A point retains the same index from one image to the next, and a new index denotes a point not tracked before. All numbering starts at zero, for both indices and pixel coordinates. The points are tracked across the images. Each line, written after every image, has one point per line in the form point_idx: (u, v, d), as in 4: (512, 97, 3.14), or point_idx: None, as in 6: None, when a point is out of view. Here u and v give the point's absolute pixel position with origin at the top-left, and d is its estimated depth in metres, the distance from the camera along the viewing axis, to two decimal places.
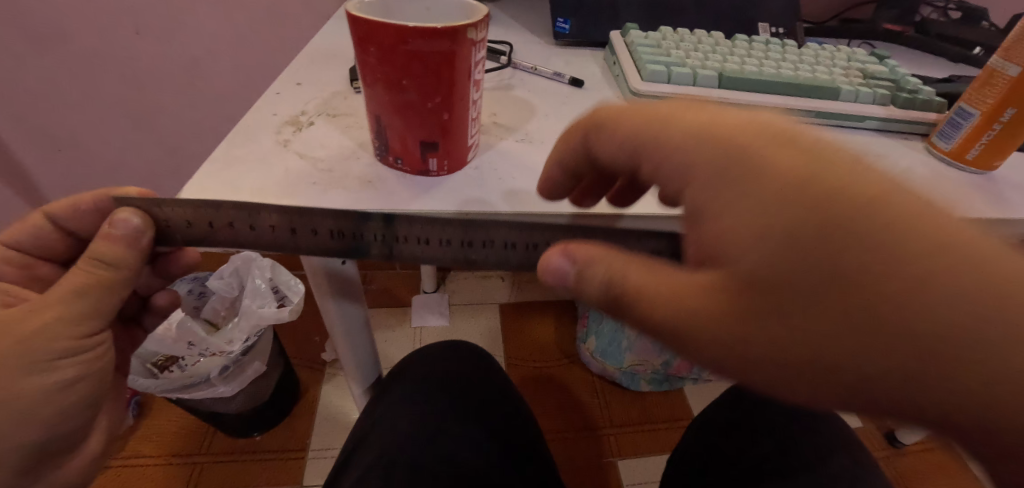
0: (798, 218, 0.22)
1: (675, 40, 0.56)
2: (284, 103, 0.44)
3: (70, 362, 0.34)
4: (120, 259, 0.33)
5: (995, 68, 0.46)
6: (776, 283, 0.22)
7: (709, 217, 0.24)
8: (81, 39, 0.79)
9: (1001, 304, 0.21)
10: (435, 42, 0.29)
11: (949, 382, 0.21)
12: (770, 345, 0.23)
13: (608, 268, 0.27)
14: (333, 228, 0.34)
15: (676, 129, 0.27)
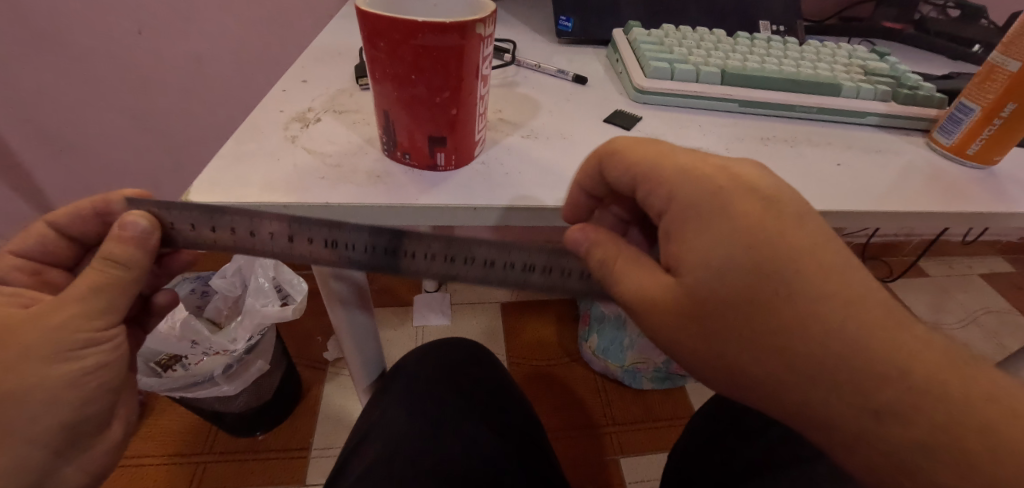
0: (749, 259, 0.27)
1: (678, 37, 0.57)
2: (291, 100, 0.44)
3: (91, 353, 0.33)
4: (131, 260, 0.33)
5: (995, 64, 0.46)
6: (719, 302, 0.27)
7: (683, 241, 0.29)
8: (84, 37, 0.79)
9: (890, 352, 0.26)
10: (444, 37, 0.29)
11: (838, 397, 0.26)
12: (703, 344, 0.28)
13: (604, 255, 0.32)
14: (372, 244, 0.35)
15: (670, 166, 0.30)
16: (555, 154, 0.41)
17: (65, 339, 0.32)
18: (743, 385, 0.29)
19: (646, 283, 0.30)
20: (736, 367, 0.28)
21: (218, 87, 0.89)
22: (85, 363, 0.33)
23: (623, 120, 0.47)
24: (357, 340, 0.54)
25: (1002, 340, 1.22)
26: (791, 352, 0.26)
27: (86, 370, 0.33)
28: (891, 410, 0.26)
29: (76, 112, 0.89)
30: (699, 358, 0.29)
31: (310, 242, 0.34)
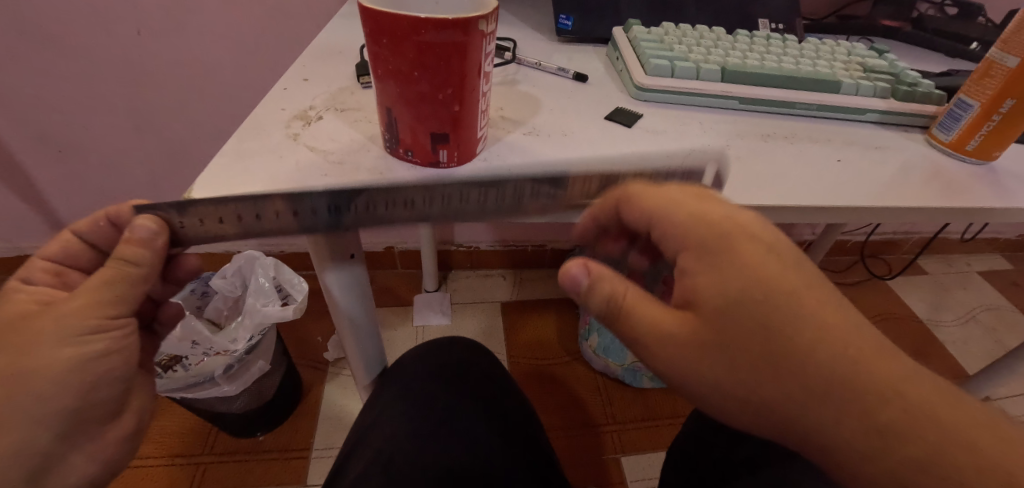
0: (748, 299, 0.31)
1: (678, 35, 0.57)
2: (292, 98, 0.44)
3: (102, 338, 0.35)
4: (139, 258, 0.34)
5: (994, 60, 0.46)
6: (726, 337, 0.31)
7: (693, 281, 0.32)
8: (83, 37, 0.79)
9: (864, 373, 0.30)
10: (447, 32, 0.29)
11: (824, 419, 0.30)
12: (713, 373, 0.32)
13: (610, 291, 0.34)
14: (330, 204, 0.34)
15: (680, 212, 0.34)
16: (557, 151, 0.41)
17: (77, 326, 0.34)
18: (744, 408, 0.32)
19: (661, 315, 0.33)
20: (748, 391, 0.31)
21: (218, 87, 0.89)
22: (93, 348, 0.35)
23: (625, 118, 0.47)
24: (360, 340, 0.54)
25: (1002, 338, 1.22)
26: (792, 375, 0.30)
27: (97, 353, 0.35)
28: (882, 428, 0.29)
29: (76, 113, 0.89)
30: (714, 385, 0.32)
31: (315, 213, 0.34)
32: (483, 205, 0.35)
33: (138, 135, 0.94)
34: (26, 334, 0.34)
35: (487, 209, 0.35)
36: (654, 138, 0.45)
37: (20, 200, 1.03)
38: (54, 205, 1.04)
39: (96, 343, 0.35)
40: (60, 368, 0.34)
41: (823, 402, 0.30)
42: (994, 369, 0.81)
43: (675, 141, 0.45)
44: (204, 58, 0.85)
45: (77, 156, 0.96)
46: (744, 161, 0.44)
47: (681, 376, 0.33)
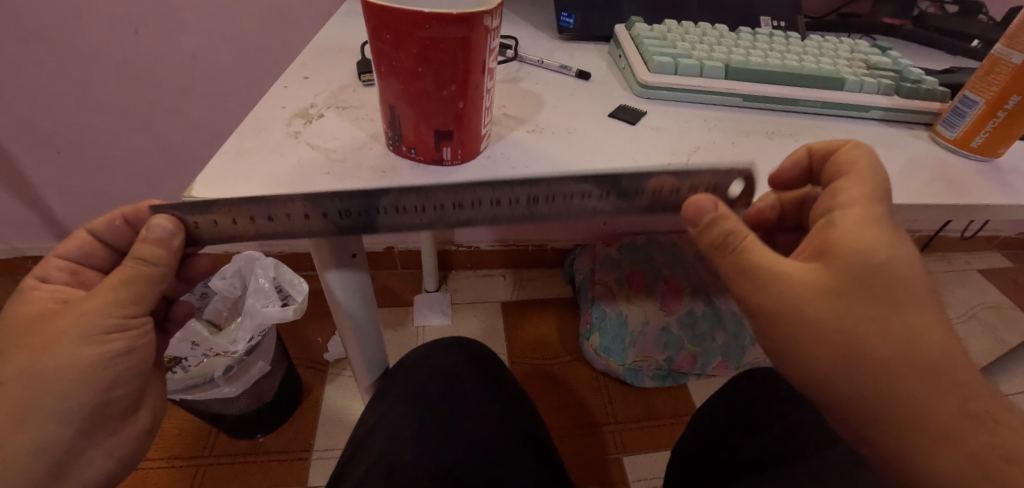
0: (898, 266, 0.32)
1: (680, 33, 0.57)
2: (293, 96, 0.44)
3: (119, 337, 0.35)
4: (157, 257, 0.34)
5: (999, 56, 0.46)
6: (869, 287, 0.31)
7: (844, 233, 0.33)
8: (79, 36, 0.79)
9: (944, 379, 0.31)
10: (450, 28, 0.29)
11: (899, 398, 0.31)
12: (836, 311, 0.31)
13: (731, 229, 0.33)
14: (344, 209, 0.34)
15: (854, 185, 0.35)
16: (561, 148, 0.41)
17: (97, 324, 0.34)
18: (821, 349, 0.32)
19: (782, 260, 0.33)
20: (847, 348, 0.31)
21: (216, 86, 0.88)
22: (113, 346, 0.35)
23: (628, 115, 0.47)
24: (362, 342, 0.54)
25: (1002, 336, 1.22)
26: (897, 344, 0.31)
27: (113, 352, 0.35)
28: (930, 414, 0.31)
29: (75, 113, 0.89)
30: (820, 329, 0.32)
31: (326, 215, 0.34)
32: (495, 213, 0.35)
33: (137, 135, 0.94)
34: (45, 335, 0.33)
35: (498, 216, 0.35)
36: (659, 135, 0.45)
37: (18, 201, 1.02)
38: (54, 206, 1.04)
39: (109, 343, 0.35)
40: (78, 366, 0.34)
41: (910, 375, 0.31)
42: None
43: (681, 139, 0.45)
44: (202, 58, 0.84)
45: (77, 157, 0.96)
46: (748, 157, 0.44)
47: (787, 315, 0.32)
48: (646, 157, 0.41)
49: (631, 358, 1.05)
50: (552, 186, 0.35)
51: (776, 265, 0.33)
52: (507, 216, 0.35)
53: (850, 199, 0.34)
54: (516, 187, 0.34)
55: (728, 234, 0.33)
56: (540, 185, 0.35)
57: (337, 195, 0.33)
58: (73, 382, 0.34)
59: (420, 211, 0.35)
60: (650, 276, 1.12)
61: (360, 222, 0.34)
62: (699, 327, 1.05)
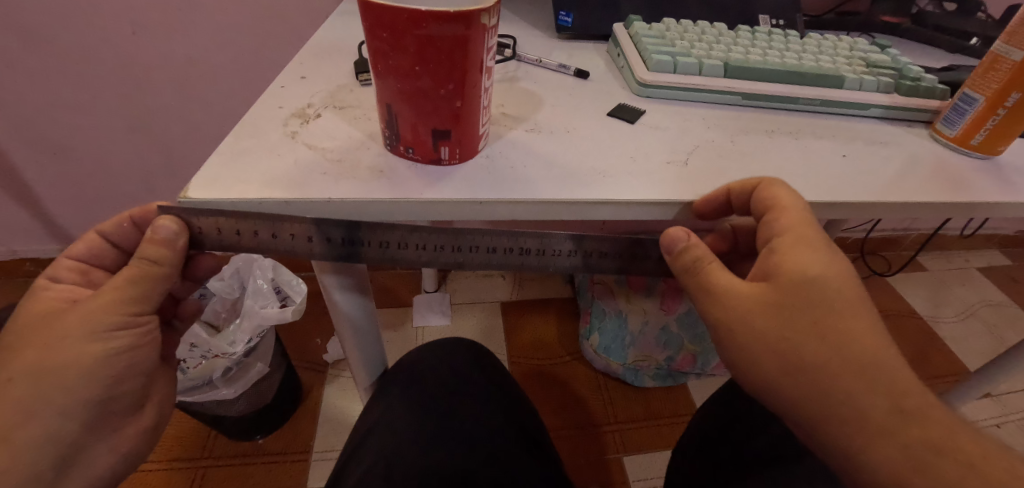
0: (831, 290, 0.32)
1: (679, 31, 0.56)
2: (289, 96, 0.44)
3: (123, 334, 0.35)
4: (162, 258, 0.34)
5: (999, 53, 0.46)
6: (803, 308, 0.32)
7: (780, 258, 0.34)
8: (76, 36, 0.78)
9: (893, 401, 0.31)
10: (446, 27, 0.29)
11: (843, 417, 0.31)
12: (772, 330, 0.32)
13: (697, 257, 0.36)
14: (345, 237, 0.35)
15: (791, 214, 0.35)
16: (560, 148, 0.41)
17: (102, 322, 0.34)
18: (767, 370, 0.33)
19: (729, 283, 0.34)
20: (790, 356, 0.32)
21: (215, 87, 0.88)
22: (118, 344, 0.34)
23: (627, 114, 0.46)
24: (361, 345, 0.54)
25: (1002, 334, 1.22)
26: (838, 366, 0.31)
27: (119, 349, 0.34)
28: (881, 432, 0.30)
29: (74, 114, 0.88)
30: (761, 349, 0.32)
31: (326, 241, 0.35)
32: (488, 259, 0.38)
33: (136, 137, 0.93)
34: (53, 333, 0.33)
35: (490, 261, 0.38)
36: (658, 134, 0.44)
37: (16, 203, 1.02)
38: (52, 208, 1.03)
39: (114, 341, 0.34)
40: (84, 363, 0.33)
41: (856, 381, 0.31)
42: (996, 365, 0.81)
43: (681, 138, 0.45)
44: (200, 58, 0.84)
45: (75, 159, 0.95)
46: (748, 156, 0.44)
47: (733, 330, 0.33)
48: (644, 156, 0.41)
49: (631, 357, 1.05)
50: (543, 240, 0.39)
51: (723, 291, 0.34)
52: (499, 261, 0.38)
53: (781, 228, 0.35)
54: (512, 239, 0.38)
55: (701, 260, 0.36)
56: (536, 239, 0.39)
57: (336, 199, 0.33)
58: (80, 379, 0.33)
59: (420, 250, 0.37)
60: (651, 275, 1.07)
61: (352, 254, 0.36)
62: (699, 328, 1.03)
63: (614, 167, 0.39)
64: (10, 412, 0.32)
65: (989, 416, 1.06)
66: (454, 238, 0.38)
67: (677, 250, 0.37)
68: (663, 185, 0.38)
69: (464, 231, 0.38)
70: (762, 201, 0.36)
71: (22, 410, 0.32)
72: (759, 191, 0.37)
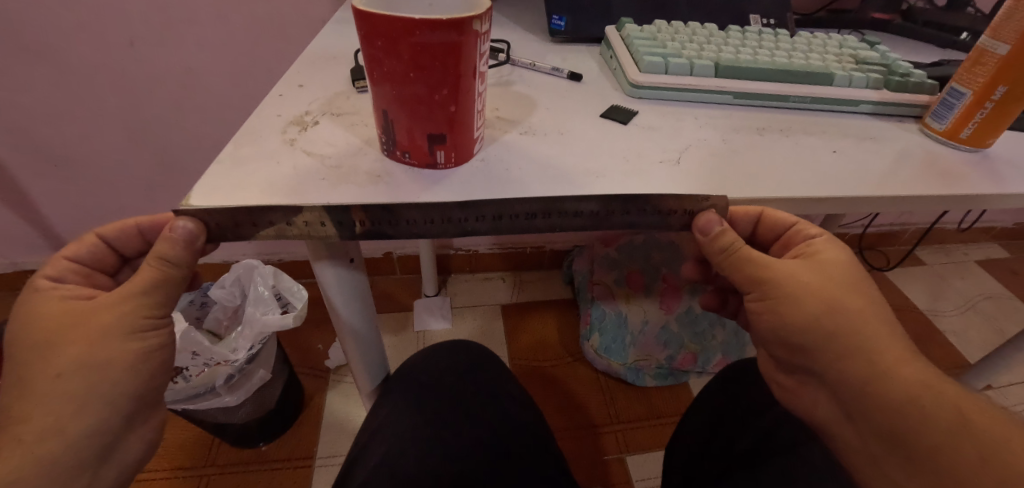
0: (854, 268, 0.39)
1: (669, 33, 0.57)
2: (288, 104, 0.44)
3: (156, 334, 0.35)
4: (179, 258, 0.34)
5: (984, 48, 0.47)
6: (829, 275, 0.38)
7: (812, 242, 0.41)
8: (75, 48, 0.79)
9: (876, 356, 0.35)
10: (441, 33, 0.29)
11: (850, 358, 0.36)
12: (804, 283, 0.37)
13: (732, 241, 0.38)
14: (356, 219, 0.34)
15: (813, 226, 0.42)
16: (554, 149, 0.41)
17: (133, 323, 0.34)
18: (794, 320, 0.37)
19: (771, 259, 0.38)
20: None
21: (214, 96, 0.89)
22: (151, 341, 0.35)
23: (620, 115, 0.47)
24: (362, 350, 0.54)
25: (1001, 326, 1.23)
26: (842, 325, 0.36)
27: (152, 347, 0.35)
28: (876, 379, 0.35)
29: (78, 126, 0.89)
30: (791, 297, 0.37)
31: (342, 224, 0.34)
32: (497, 228, 0.35)
33: (138, 147, 0.94)
34: (86, 333, 0.33)
35: (499, 228, 0.35)
36: (650, 134, 0.45)
37: (15, 214, 1.02)
38: (54, 220, 1.04)
39: (146, 340, 0.35)
40: (124, 361, 0.34)
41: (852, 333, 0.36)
42: (994, 357, 0.81)
43: (672, 137, 0.45)
44: (200, 68, 0.85)
45: (75, 169, 0.96)
46: (738, 153, 0.45)
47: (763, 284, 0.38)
48: (637, 156, 0.42)
49: (632, 357, 1.05)
50: (551, 203, 0.36)
51: (766, 265, 0.38)
52: (509, 229, 0.35)
53: (813, 233, 0.41)
54: (518, 205, 0.35)
55: (736, 241, 0.38)
56: (544, 204, 0.35)
57: (356, 204, 0.34)
58: (124, 375, 0.34)
59: (428, 224, 0.34)
60: (650, 275, 1.09)
61: (357, 233, 0.34)
62: (699, 327, 1.05)
63: (607, 166, 0.40)
64: (49, 414, 0.32)
65: None
66: (459, 212, 0.34)
67: (713, 232, 0.37)
68: (658, 183, 0.39)
69: (472, 201, 0.34)
70: (783, 221, 0.42)
71: (72, 404, 0.32)
72: (770, 211, 0.41)
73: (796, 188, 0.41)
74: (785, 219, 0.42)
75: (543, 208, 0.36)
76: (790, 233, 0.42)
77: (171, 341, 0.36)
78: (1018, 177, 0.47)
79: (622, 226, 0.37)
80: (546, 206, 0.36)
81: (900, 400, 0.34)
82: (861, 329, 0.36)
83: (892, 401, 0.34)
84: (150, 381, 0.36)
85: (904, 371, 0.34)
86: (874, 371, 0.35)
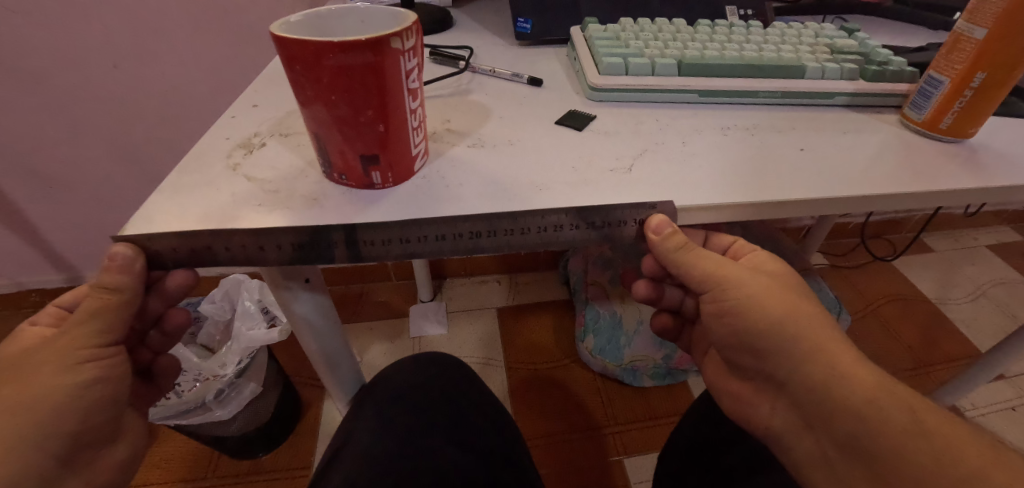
0: (794, 275, 0.39)
1: (634, 31, 0.55)
2: (238, 126, 0.44)
3: (95, 365, 0.33)
4: (119, 284, 0.32)
5: (962, 32, 0.44)
6: (773, 282, 0.38)
7: (756, 249, 0.42)
8: (56, 72, 0.80)
9: (834, 367, 0.34)
10: (357, 54, 0.29)
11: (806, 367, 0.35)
12: (749, 286, 0.37)
13: (681, 242, 0.37)
14: (296, 241, 0.34)
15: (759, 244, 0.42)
16: (503, 161, 0.40)
17: (70, 355, 0.32)
18: (753, 325, 0.37)
19: (723, 261, 0.38)
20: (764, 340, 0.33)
21: (201, 112, 0.91)
22: (88, 375, 0.33)
23: (575, 121, 0.46)
24: (333, 367, 0.54)
25: (1014, 312, 1.18)
26: (797, 337, 0.36)
27: (89, 381, 0.32)
28: (836, 394, 0.34)
29: (67, 148, 0.90)
30: (745, 305, 0.37)
31: (279, 248, 0.34)
32: (440, 248, 0.34)
33: (126, 166, 0.95)
34: (23, 368, 0.31)
35: (442, 249, 0.34)
36: (605, 140, 0.44)
37: (13, 237, 1.04)
38: (54, 241, 1.06)
39: (84, 373, 0.32)
40: (56, 397, 0.31)
41: (804, 346, 0.35)
42: (1002, 349, 0.78)
43: (629, 142, 0.44)
44: (182, 84, 0.86)
45: (67, 191, 0.97)
46: (699, 157, 0.43)
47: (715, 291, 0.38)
48: (587, 165, 0.41)
49: (627, 357, 1.03)
50: (494, 221, 0.35)
51: (717, 267, 0.38)
52: (453, 248, 0.35)
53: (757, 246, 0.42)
54: (461, 223, 0.35)
55: (683, 242, 0.37)
56: (487, 222, 0.35)
57: (295, 228, 0.34)
58: (52, 413, 0.31)
59: (370, 244, 0.34)
60: None
61: (303, 256, 0.34)
62: None
63: (553, 177, 0.39)
64: None
65: (1003, 399, 1.02)
66: (399, 230, 0.34)
67: (664, 232, 0.36)
68: (606, 194, 0.38)
69: (410, 220, 0.34)
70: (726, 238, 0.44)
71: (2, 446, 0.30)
72: (715, 233, 0.45)
73: (755, 191, 0.39)
74: (726, 238, 0.44)
75: (488, 225, 0.35)
76: (735, 249, 0.43)
77: (114, 373, 0.34)
78: (1003, 166, 0.45)
79: (568, 240, 0.36)
80: (488, 220, 0.35)
81: (875, 421, 0.32)
82: (809, 342, 0.35)
83: (868, 415, 0.33)
84: (96, 415, 0.34)
85: (859, 378, 0.34)
86: (848, 383, 0.34)
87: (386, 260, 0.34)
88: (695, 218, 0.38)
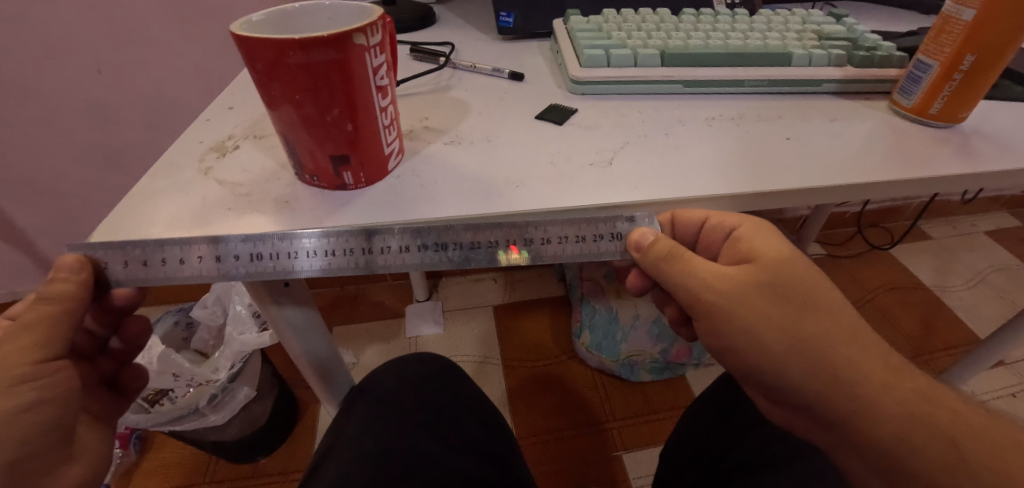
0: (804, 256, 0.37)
1: (618, 22, 0.54)
2: (212, 129, 0.43)
3: (30, 386, 0.31)
4: (63, 293, 0.31)
5: (950, 14, 0.43)
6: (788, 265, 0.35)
7: (737, 234, 0.37)
8: (34, 78, 0.79)
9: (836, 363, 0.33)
10: (319, 52, 0.28)
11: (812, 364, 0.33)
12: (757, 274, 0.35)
13: (668, 249, 0.35)
14: (250, 252, 0.32)
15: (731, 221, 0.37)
16: (476, 159, 0.39)
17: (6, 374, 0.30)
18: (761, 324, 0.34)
19: (695, 256, 0.35)
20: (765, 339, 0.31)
21: (188, 116, 0.90)
22: (26, 395, 0.30)
23: (556, 115, 0.45)
24: (325, 374, 0.54)
25: (1013, 298, 1.17)
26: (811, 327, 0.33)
27: (27, 402, 0.30)
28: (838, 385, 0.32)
29: (53, 155, 0.89)
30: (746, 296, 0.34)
31: (235, 259, 0.32)
32: (404, 259, 0.33)
33: (112, 172, 0.94)
34: None
35: (406, 261, 0.33)
36: (586, 133, 0.43)
37: None
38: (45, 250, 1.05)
39: (24, 393, 0.30)
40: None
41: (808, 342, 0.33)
42: (1000, 336, 0.77)
43: (610, 136, 0.43)
44: (166, 87, 0.85)
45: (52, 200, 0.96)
46: (682, 149, 0.42)
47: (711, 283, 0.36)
48: (565, 159, 0.40)
49: (624, 352, 1.02)
50: (460, 231, 0.35)
51: (687, 259, 0.35)
52: (418, 262, 0.33)
53: (732, 224, 0.37)
54: (427, 232, 0.34)
55: (671, 249, 0.35)
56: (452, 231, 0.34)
57: (252, 236, 0.33)
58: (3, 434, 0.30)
59: (328, 257, 0.33)
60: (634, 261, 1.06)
61: (258, 268, 0.32)
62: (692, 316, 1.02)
63: (529, 173, 0.38)
64: None
65: (1003, 385, 1.01)
66: (363, 239, 0.33)
67: (647, 244, 0.35)
68: (583, 190, 0.37)
69: (374, 227, 0.33)
70: (693, 219, 0.37)
71: None
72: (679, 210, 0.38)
73: (738, 182, 0.38)
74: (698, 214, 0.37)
75: (455, 234, 0.35)
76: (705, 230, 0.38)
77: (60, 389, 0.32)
78: (995, 150, 0.44)
79: (532, 256, 0.35)
80: (450, 231, 0.34)
81: (869, 413, 0.32)
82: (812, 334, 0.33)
83: (864, 409, 0.32)
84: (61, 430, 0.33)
85: (857, 371, 0.32)
86: (847, 379, 0.32)
87: (344, 274, 0.32)
88: (682, 203, 0.37)
